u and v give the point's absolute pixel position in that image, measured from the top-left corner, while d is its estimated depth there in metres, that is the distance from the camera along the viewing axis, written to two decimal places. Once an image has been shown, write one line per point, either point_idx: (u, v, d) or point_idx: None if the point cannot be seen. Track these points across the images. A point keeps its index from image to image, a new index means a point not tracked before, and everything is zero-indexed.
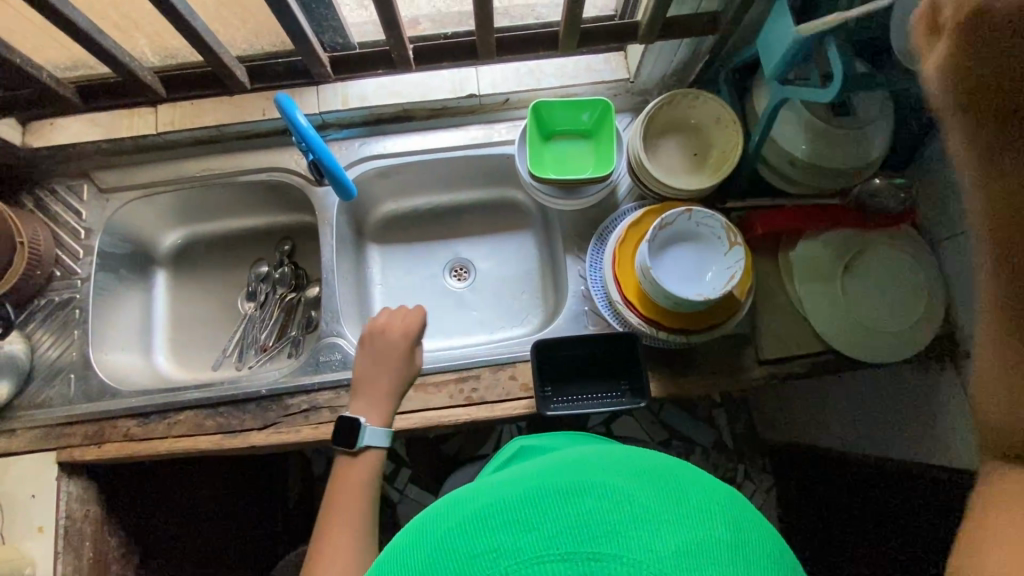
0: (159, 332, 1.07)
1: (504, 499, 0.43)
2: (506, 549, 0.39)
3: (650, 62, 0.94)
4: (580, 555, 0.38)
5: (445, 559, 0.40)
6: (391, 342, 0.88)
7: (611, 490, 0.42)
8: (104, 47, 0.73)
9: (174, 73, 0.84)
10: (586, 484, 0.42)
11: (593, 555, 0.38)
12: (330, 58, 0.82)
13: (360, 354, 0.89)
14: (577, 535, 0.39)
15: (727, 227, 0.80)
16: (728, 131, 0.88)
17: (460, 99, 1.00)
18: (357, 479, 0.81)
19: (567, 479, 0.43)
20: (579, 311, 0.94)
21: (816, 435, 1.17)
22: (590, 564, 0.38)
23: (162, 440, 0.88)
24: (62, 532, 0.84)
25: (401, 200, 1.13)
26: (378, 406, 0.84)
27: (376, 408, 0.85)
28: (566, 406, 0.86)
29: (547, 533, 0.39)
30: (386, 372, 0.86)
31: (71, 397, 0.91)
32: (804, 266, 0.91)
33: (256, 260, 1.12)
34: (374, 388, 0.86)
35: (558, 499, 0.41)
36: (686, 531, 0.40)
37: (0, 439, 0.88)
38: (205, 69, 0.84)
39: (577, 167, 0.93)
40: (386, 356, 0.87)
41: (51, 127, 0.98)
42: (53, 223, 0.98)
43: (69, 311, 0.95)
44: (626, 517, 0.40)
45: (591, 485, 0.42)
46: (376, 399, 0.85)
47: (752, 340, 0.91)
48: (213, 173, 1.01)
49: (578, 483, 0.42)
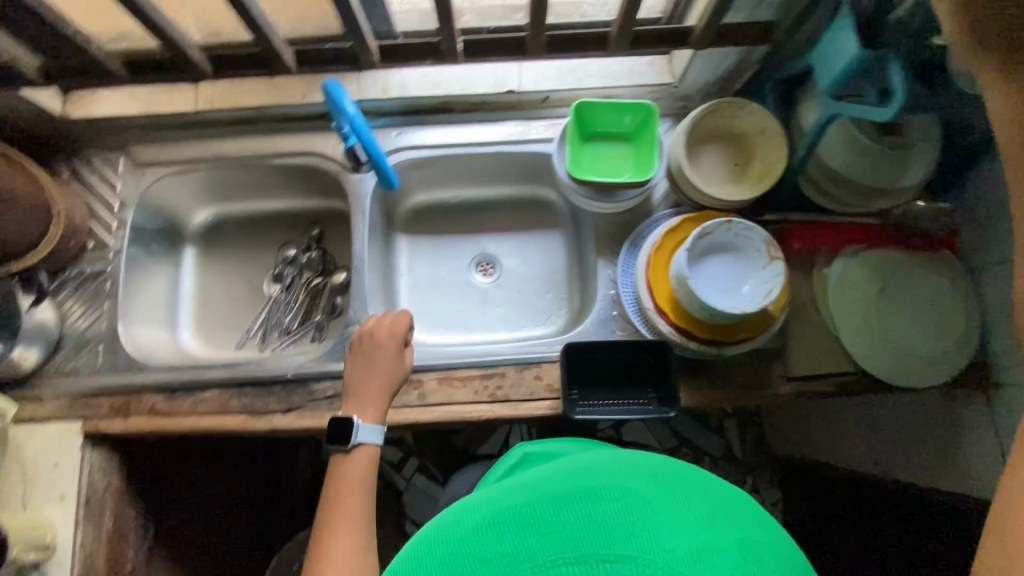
0: (185, 308, 1.08)
1: (530, 500, 0.47)
2: (523, 552, 0.44)
3: (695, 70, 0.93)
4: (596, 558, 0.42)
5: (466, 561, 0.45)
6: (379, 343, 0.85)
7: (618, 494, 0.46)
8: (158, 22, 0.73)
9: (221, 52, 0.84)
10: (610, 489, 0.47)
11: (607, 556, 0.42)
12: (378, 45, 0.82)
13: (352, 356, 0.87)
14: (590, 539, 0.43)
15: (767, 241, 0.80)
16: (772, 143, 0.87)
17: (500, 94, 1.00)
18: (356, 474, 0.78)
19: (590, 481, 0.48)
20: (608, 315, 0.93)
21: (828, 455, 1.16)
22: (604, 565, 0.42)
23: (187, 417, 0.88)
24: (84, 501, 0.85)
25: (432, 192, 1.13)
26: (370, 404, 0.82)
27: (370, 405, 0.83)
28: (593, 411, 0.85)
29: (561, 537, 0.44)
30: (376, 370, 0.84)
31: (98, 368, 0.92)
32: (840, 284, 0.90)
33: (284, 243, 1.12)
34: (367, 386, 0.84)
35: (572, 504, 0.46)
36: (690, 530, 0.44)
37: (27, 406, 0.89)
38: (252, 49, 0.84)
39: (616, 171, 0.93)
40: (374, 356, 0.85)
41: (91, 98, 0.98)
42: (89, 194, 0.99)
43: (100, 282, 0.95)
44: (635, 519, 0.44)
45: (612, 491, 0.47)
46: (366, 397, 0.83)
47: (781, 356, 0.90)
48: (249, 153, 1.01)
49: (588, 486, 0.47)
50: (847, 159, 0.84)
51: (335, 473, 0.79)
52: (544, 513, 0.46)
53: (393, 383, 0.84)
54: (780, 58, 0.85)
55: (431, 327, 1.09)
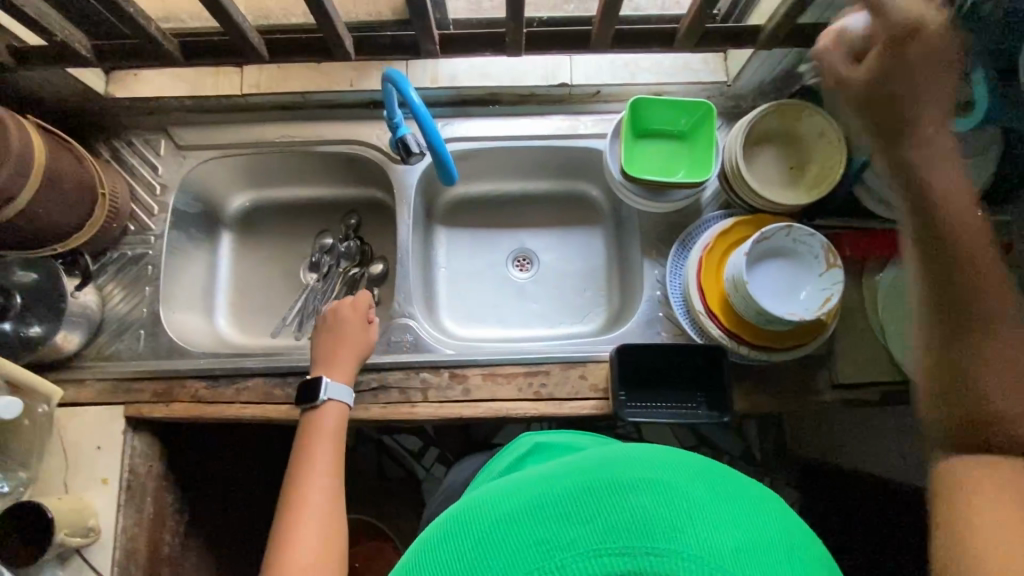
0: (222, 294, 1.07)
1: (567, 488, 0.44)
2: (559, 544, 0.41)
3: (754, 68, 0.90)
4: (640, 548, 0.39)
5: (495, 554, 0.42)
6: (342, 317, 0.90)
7: (660, 484, 0.43)
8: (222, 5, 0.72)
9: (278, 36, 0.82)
10: (647, 479, 0.44)
11: (652, 551, 0.39)
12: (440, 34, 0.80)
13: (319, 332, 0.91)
14: (635, 533, 0.40)
15: (827, 248, 0.78)
16: (832, 147, 0.86)
17: (551, 87, 0.97)
18: (327, 429, 0.83)
19: (624, 472, 0.44)
20: (653, 316, 0.93)
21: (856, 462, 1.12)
22: (649, 559, 0.39)
23: (230, 405, 0.88)
24: (126, 486, 0.84)
25: (472, 184, 1.11)
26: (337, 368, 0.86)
27: (338, 369, 0.86)
28: (642, 412, 0.85)
29: (602, 527, 0.41)
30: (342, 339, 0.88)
31: (140, 352, 0.91)
32: (890, 293, 0.89)
33: (321, 231, 1.10)
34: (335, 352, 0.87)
35: (612, 493, 0.43)
36: (743, 532, 0.41)
37: (69, 388, 0.88)
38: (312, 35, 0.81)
39: (670, 168, 0.91)
40: (341, 326, 0.89)
41: (134, 78, 0.98)
42: (130, 177, 0.98)
43: (141, 266, 0.95)
44: (682, 513, 0.41)
45: (647, 483, 0.43)
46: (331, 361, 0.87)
47: (829, 363, 0.89)
48: (293, 140, 1.00)
49: (626, 477, 0.44)
50: None
51: (307, 424, 0.84)
52: (581, 499, 0.43)
53: (360, 351, 0.89)
54: None
55: (468, 321, 1.08)
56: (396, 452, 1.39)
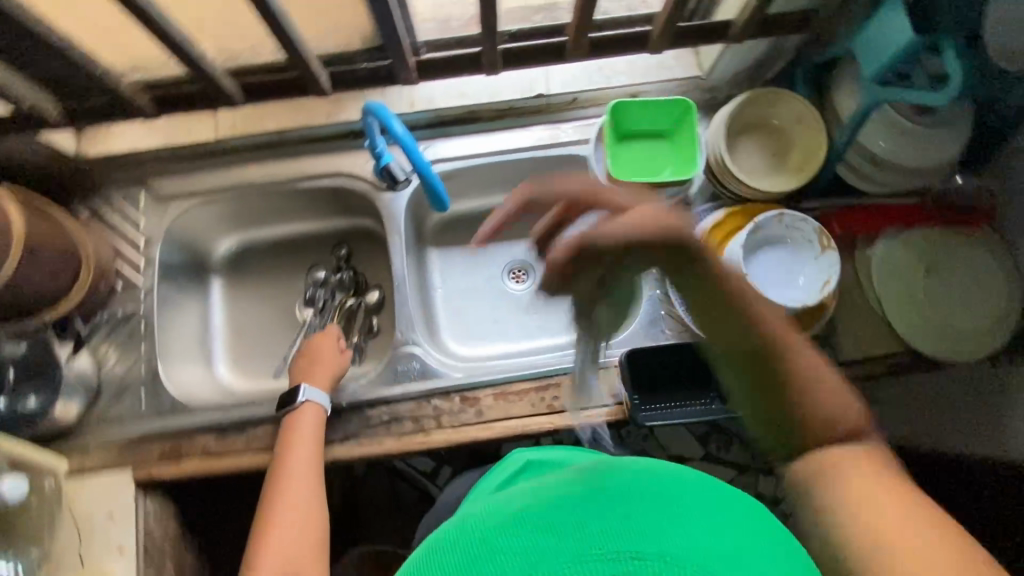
0: (219, 341, 1.05)
1: (564, 498, 0.44)
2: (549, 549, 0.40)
3: (726, 61, 0.92)
4: (626, 552, 0.39)
5: (486, 563, 0.41)
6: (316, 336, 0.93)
7: (650, 494, 0.44)
8: None
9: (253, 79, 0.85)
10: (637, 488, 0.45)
11: (640, 555, 0.39)
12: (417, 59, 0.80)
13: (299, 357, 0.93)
14: (626, 537, 0.40)
15: (819, 232, 0.81)
16: (812, 132, 0.88)
17: (528, 99, 0.99)
18: (305, 431, 0.83)
19: (613, 482, 0.45)
20: (656, 315, 0.93)
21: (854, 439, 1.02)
22: (636, 564, 0.39)
23: (242, 456, 0.86)
24: (144, 552, 0.82)
25: (460, 202, 1.11)
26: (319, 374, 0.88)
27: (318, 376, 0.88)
28: (658, 414, 0.84)
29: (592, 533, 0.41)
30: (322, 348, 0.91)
31: (142, 412, 0.89)
32: (881, 266, 0.91)
33: (312, 265, 1.09)
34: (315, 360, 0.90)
35: (603, 501, 0.43)
36: (731, 538, 0.42)
37: (74, 458, 0.86)
38: (287, 74, 0.84)
39: (655, 169, 0.92)
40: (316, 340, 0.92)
41: (107, 133, 0.98)
42: (112, 234, 0.96)
43: (134, 324, 0.93)
44: (669, 520, 0.42)
45: (635, 490, 0.44)
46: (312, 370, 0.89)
47: (833, 341, 0.91)
48: (274, 178, 0.99)
49: (617, 487, 0.45)
50: (885, 139, 0.84)
51: (286, 427, 0.84)
52: (576, 505, 0.43)
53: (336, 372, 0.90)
54: (814, 46, 0.86)
55: (471, 340, 1.07)
56: (409, 474, 1.31)
